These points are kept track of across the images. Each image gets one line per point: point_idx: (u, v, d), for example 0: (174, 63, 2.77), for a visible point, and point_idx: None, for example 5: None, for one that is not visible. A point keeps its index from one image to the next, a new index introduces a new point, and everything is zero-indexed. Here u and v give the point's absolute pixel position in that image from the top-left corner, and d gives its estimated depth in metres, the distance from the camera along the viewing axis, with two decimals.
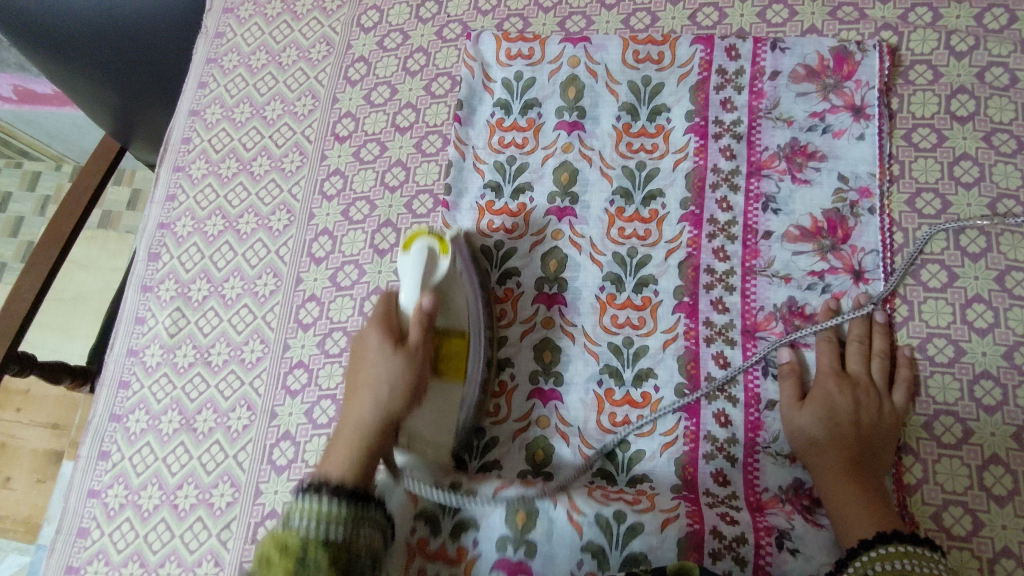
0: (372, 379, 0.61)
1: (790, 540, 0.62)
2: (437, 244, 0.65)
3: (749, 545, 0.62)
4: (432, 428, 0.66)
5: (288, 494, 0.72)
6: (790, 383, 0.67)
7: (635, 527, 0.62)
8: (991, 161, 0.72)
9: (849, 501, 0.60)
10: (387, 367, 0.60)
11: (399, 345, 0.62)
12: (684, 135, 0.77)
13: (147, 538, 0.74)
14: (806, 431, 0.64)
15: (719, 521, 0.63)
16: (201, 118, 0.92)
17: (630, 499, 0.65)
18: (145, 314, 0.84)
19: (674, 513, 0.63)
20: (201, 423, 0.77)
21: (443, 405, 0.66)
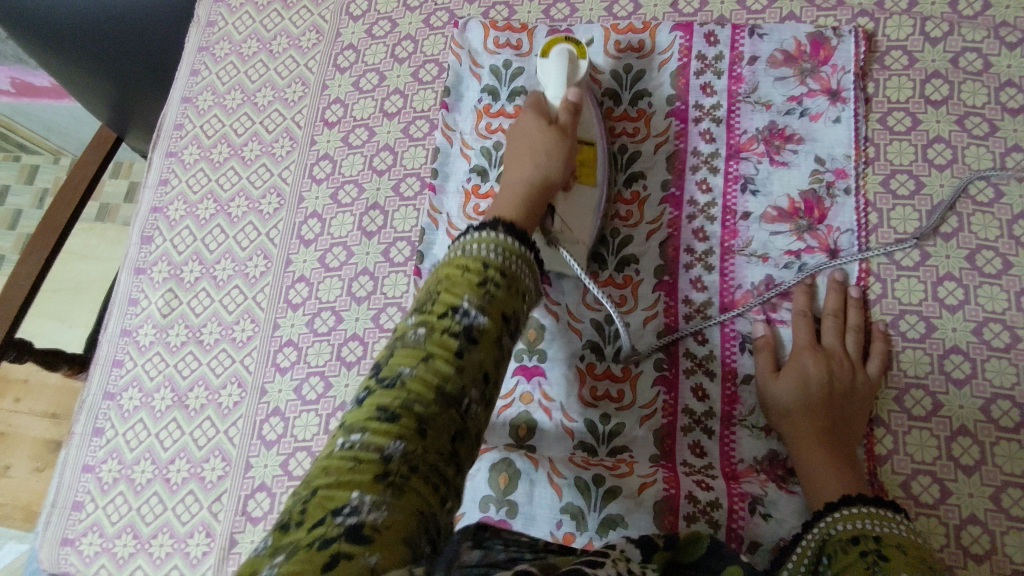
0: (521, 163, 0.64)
1: (762, 505, 0.64)
2: (574, 48, 0.72)
3: (723, 510, 0.64)
4: (578, 224, 0.69)
5: (277, 468, 0.74)
6: (764, 356, 0.69)
7: (614, 490, 0.66)
8: (963, 144, 0.74)
9: (820, 467, 0.62)
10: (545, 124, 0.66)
11: (552, 123, 0.66)
12: (665, 120, 0.79)
13: (139, 511, 0.75)
14: (778, 401, 0.66)
15: (695, 487, 0.66)
16: (194, 106, 0.94)
17: (610, 465, 0.68)
18: (138, 295, 0.85)
19: (651, 478, 0.66)
20: (192, 400, 0.79)
21: (584, 205, 0.70)
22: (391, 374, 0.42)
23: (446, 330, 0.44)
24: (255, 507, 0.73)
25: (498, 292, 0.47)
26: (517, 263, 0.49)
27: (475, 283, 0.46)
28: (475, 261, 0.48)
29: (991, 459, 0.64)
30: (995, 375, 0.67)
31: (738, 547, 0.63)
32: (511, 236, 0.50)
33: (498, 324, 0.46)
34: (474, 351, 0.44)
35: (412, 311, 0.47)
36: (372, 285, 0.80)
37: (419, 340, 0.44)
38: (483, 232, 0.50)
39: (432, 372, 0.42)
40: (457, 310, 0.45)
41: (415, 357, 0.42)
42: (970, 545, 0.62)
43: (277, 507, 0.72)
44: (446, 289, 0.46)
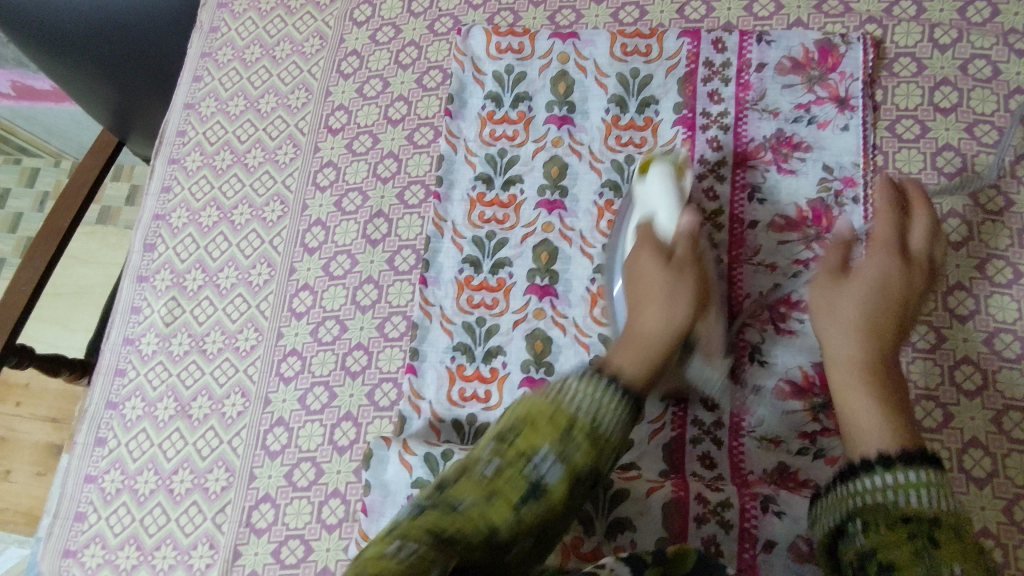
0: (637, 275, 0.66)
1: (775, 503, 0.63)
2: (673, 166, 0.71)
3: (734, 510, 0.64)
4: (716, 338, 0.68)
5: (282, 478, 0.74)
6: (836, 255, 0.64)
7: (622, 493, 0.64)
8: (973, 152, 0.73)
9: (867, 405, 0.55)
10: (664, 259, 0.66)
11: (669, 259, 0.66)
12: (672, 128, 0.79)
13: (143, 522, 0.75)
14: (845, 313, 0.60)
15: (704, 489, 0.65)
16: (196, 112, 0.93)
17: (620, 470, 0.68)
18: (140, 303, 0.85)
19: (659, 483, 0.65)
20: (196, 410, 0.78)
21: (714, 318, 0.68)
22: (454, 496, 0.47)
23: (517, 475, 0.49)
24: (260, 519, 0.72)
25: (578, 453, 0.52)
26: (603, 420, 0.54)
27: (560, 436, 0.52)
28: (566, 410, 0.53)
29: (1003, 472, 0.64)
30: (1005, 386, 0.66)
31: (752, 547, 0.63)
32: (608, 384, 0.56)
33: (569, 487, 0.51)
34: (536, 504, 0.49)
35: (490, 439, 0.53)
36: (377, 294, 0.79)
37: (486, 476, 0.49)
38: (590, 377, 0.57)
39: (490, 510, 0.47)
40: (532, 459, 0.50)
41: (478, 492, 0.47)
42: None
43: (282, 519, 0.72)
44: (530, 433, 0.52)
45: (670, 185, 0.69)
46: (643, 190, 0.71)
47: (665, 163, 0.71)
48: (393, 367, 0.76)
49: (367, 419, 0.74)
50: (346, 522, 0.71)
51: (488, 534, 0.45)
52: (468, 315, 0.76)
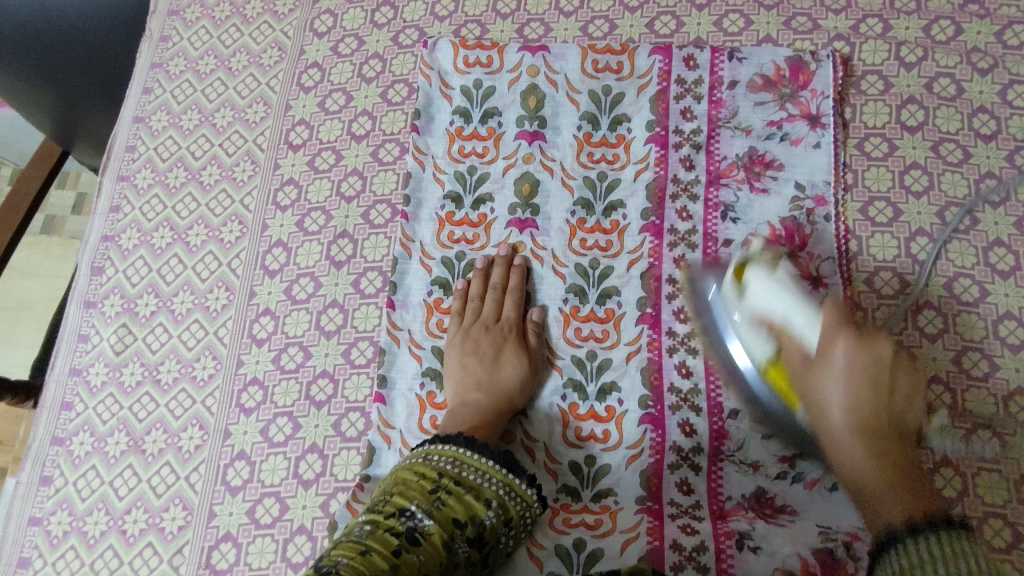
0: (824, 406, 0.54)
1: (750, 539, 0.62)
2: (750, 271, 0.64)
3: (709, 552, 0.63)
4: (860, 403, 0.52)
5: (244, 516, 0.70)
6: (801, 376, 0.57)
7: (596, 553, 0.64)
8: (939, 171, 0.74)
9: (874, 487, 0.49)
10: (829, 376, 0.54)
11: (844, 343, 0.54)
12: (645, 145, 0.77)
13: (93, 566, 0.70)
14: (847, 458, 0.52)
15: (679, 533, 0.64)
16: (146, 126, 0.89)
17: (591, 524, 0.65)
18: (88, 331, 0.80)
19: (634, 533, 0.64)
20: (150, 444, 0.74)
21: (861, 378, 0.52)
22: (330, 562, 0.49)
23: (389, 529, 0.53)
24: (220, 559, 0.69)
25: (449, 500, 0.57)
26: (469, 470, 0.60)
27: (426, 490, 0.57)
28: (430, 471, 0.59)
29: (973, 491, 0.64)
30: (974, 405, 0.67)
31: None
32: (468, 448, 0.61)
33: (447, 529, 0.55)
34: (414, 552, 0.52)
35: (363, 511, 0.56)
36: (342, 319, 0.76)
37: (362, 538, 0.52)
38: (447, 444, 0.62)
39: (367, 564, 0.50)
40: (404, 514, 0.55)
41: (354, 551, 0.50)
42: None
43: (244, 559, 0.68)
44: (399, 496, 0.56)
45: (772, 281, 0.62)
46: (746, 304, 0.63)
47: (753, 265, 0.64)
48: (359, 396, 0.73)
49: (333, 451, 0.71)
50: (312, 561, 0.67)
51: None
52: (437, 339, 0.74)
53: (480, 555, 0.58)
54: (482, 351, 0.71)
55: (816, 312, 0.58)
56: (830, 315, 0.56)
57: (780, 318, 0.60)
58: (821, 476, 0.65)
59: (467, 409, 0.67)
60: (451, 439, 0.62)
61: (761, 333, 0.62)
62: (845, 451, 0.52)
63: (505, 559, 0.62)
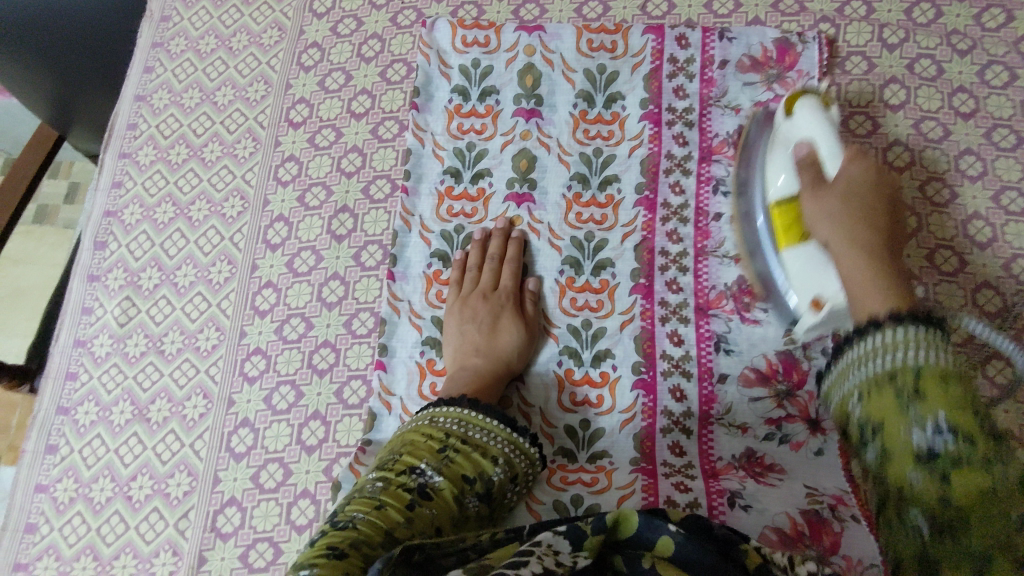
0: (818, 220, 0.59)
1: (741, 497, 0.64)
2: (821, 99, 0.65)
3: (703, 508, 0.64)
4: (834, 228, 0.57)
5: (248, 481, 0.72)
6: (808, 172, 0.61)
7: (593, 508, 0.65)
8: (920, 147, 0.77)
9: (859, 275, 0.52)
10: (822, 203, 0.59)
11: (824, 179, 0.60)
12: (639, 122, 0.80)
13: (99, 531, 0.72)
14: (824, 207, 0.58)
15: (673, 490, 0.65)
16: (148, 104, 0.90)
17: (588, 481, 0.67)
18: (91, 304, 0.81)
19: (630, 489, 0.65)
20: (155, 413, 0.76)
21: (845, 217, 0.57)
22: (347, 518, 0.51)
23: (403, 485, 0.55)
24: (225, 523, 0.70)
25: (457, 458, 0.59)
26: (475, 430, 0.62)
27: (435, 450, 0.59)
28: (438, 431, 0.61)
29: None
30: None
31: None
32: (473, 409, 0.63)
33: (456, 485, 0.57)
34: (427, 506, 0.54)
35: (374, 470, 0.58)
36: (343, 290, 0.78)
37: (375, 494, 0.54)
38: (452, 407, 0.64)
39: (384, 518, 0.51)
40: (415, 471, 0.57)
41: (369, 506, 0.52)
42: None
43: (249, 522, 0.70)
44: (409, 455, 0.58)
45: (821, 115, 0.63)
46: (790, 127, 0.66)
47: (808, 97, 0.66)
48: (361, 364, 0.75)
49: (336, 417, 0.73)
50: (316, 523, 0.69)
51: (386, 533, 0.50)
52: (437, 310, 0.76)
53: (488, 510, 0.60)
54: (481, 319, 0.73)
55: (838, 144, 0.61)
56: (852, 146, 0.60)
57: (806, 141, 0.63)
58: (806, 440, 0.68)
59: (468, 374, 0.69)
60: (456, 402, 0.64)
61: (788, 169, 0.65)
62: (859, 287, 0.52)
63: (508, 514, 0.64)
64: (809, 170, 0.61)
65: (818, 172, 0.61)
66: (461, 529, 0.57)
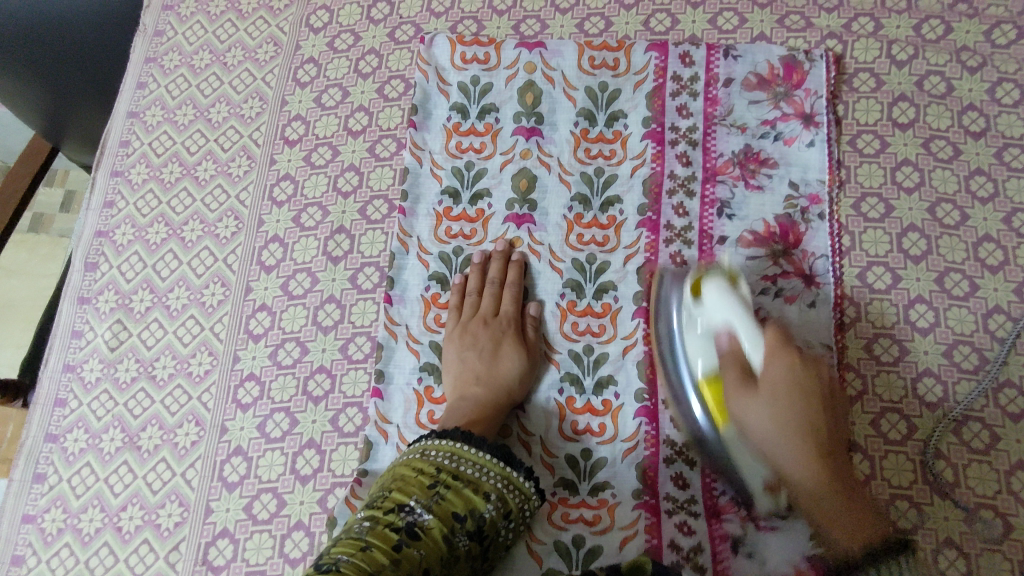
0: (748, 423, 0.58)
1: (745, 543, 0.64)
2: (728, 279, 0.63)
3: (706, 553, 0.64)
4: (766, 430, 0.57)
5: (241, 512, 0.70)
6: (732, 369, 0.60)
7: (595, 550, 0.65)
8: (930, 167, 0.75)
9: (798, 458, 0.56)
10: (756, 407, 0.58)
11: (754, 381, 0.59)
12: (641, 141, 0.78)
13: (88, 564, 0.70)
14: (755, 420, 0.57)
15: (676, 532, 0.64)
16: (141, 121, 0.88)
17: (590, 519, 0.66)
18: (82, 327, 0.79)
19: (632, 530, 0.65)
20: (146, 440, 0.74)
21: (786, 397, 0.57)
22: (330, 560, 0.50)
23: (390, 524, 0.53)
24: (217, 555, 0.68)
25: (448, 494, 0.57)
26: (467, 464, 0.60)
27: (425, 485, 0.57)
28: (428, 466, 0.59)
29: (964, 482, 0.65)
30: (965, 398, 0.68)
31: None
32: (466, 443, 0.61)
33: (447, 523, 0.55)
34: (415, 547, 0.53)
35: (363, 507, 0.56)
36: (339, 314, 0.76)
37: (360, 535, 0.52)
38: (445, 438, 0.62)
39: (368, 560, 0.50)
40: (403, 509, 0.55)
41: (353, 548, 0.51)
42: (946, 569, 0.63)
43: (241, 555, 0.68)
44: (398, 491, 0.56)
45: (730, 295, 0.62)
46: (700, 313, 0.64)
47: (715, 274, 0.64)
48: (357, 391, 0.73)
49: (331, 446, 0.71)
50: (310, 556, 0.67)
51: None
52: (435, 334, 0.74)
53: (480, 548, 0.58)
54: (480, 345, 0.71)
55: (759, 334, 0.60)
56: (772, 335, 0.59)
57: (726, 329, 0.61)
58: None
59: (466, 403, 0.68)
60: (446, 434, 0.62)
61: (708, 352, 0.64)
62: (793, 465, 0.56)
63: (503, 551, 0.62)
64: (734, 367, 0.60)
65: (744, 368, 0.60)
66: (451, 569, 0.55)
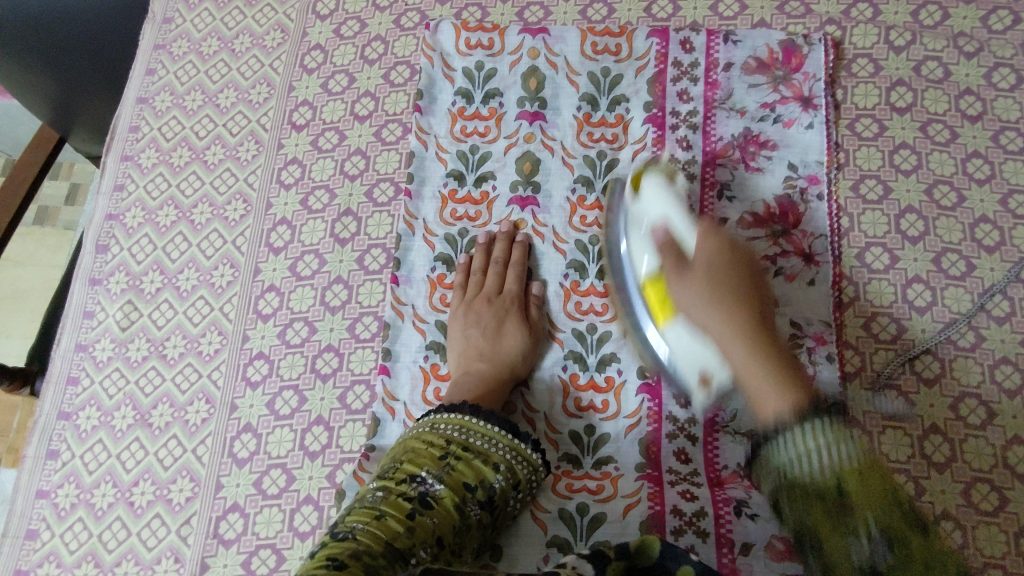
0: (691, 311, 0.62)
1: (748, 507, 0.65)
2: (661, 175, 0.70)
3: (709, 517, 0.65)
4: (708, 321, 0.61)
5: (251, 487, 0.71)
6: (669, 254, 0.64)
7: (598, 517, 0.66)
8: (927, 150, 0.76)
9: (755, 375, 0.56)
10: (687, 290, 0.62)
11: (685, 265, 0.63)
12: (642, 125, 0.79)
13: (101, 537, 0.71)
14: (701, 319, 0.61)
15: (679, 500, 0.66)
16: (150, 106, 0.89)
17: (594, 489, 0.67)
18: (93, 308, 0.81)
19: (635, 498, 0.66)
20: (157, 418, 0.75)
21: (715, 286, 0.61)
22: (346, 528, 0.51)
23: (402, 494, 0.55)
24: (228, 529, 0.70)
25: (458, 465, 0.58)
26: (476, 436, 0.61)
27: (436, 457, 0.58)
28: (439, 438, 0.60)
29: (961, 456, 0.66)
30: (961, 374, 0.69)
31: (729, 551, 0.63)
32: (474, 416, 0.63)
33: (458, 493, 0.57)
34: (427, 515, 0.54)
35: (375, 478, 0.58)
36: (346, 294, 0.77)
37: (374, 504, 0.53)
38: (453, 413, 0.63)
39: (383, 528, 0.51)
40: (415, 479, 0.56)
41: (369, 517, 0.52)
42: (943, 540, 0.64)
43: (251, 528, 0.69)
44: (409, 463, 0.58)
45: (664, 189, 0.68)
46: (641, 209, 0.69)
47: (649, 173, 0.70)
48: (364, 369, 0.74)
49: (339, 423, 0.72)
50: (319, 529, 0.69)
51: (386, 544, 0.50)
52: (441, 314, 0.76)
53: (490, 517, 0.59)
54: (485, 323, 0.72)
55: (693, 240, 0.65)
56: (705, 223, 0.65)
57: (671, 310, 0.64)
58: None
59: (471, 379, 0.69)
60: (456, 408, 0.63)
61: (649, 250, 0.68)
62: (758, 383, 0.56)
63: (511, 521, 0.64)
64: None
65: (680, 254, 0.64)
66: (461, 537, 0.56)
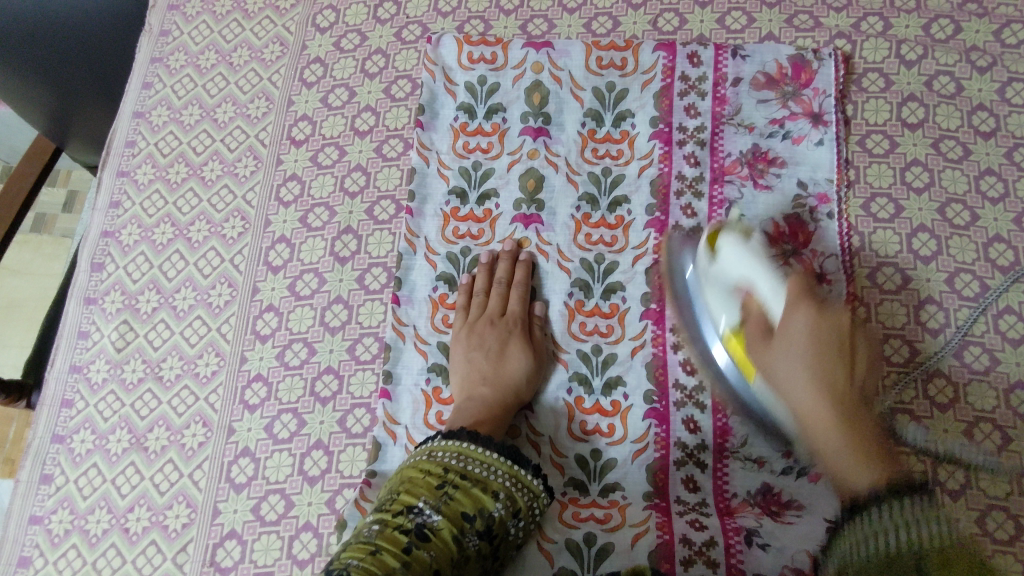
0: (773, 367, 0.58)
1: (758, 536, 0.63)
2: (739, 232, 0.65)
3: (719, 547, 0.62)
4: (785, 380, 0.57)
5: (249, 513, 0.69)
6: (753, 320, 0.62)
7: (606, 548, 0.64)
8: (940, 167, 0.75)
9: (841, 448, 0.52)
10: (785, 357, 0.57)
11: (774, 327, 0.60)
12: (649, 141, 0.78)
13: (95, 565, 0.70)
14: (784, 369, 0.57)
15: (689, 529, 0.64)
16: (146, 121, 0.88)
17: (601, 518, 0.65)
18: (88, 328, 0.79)
19: (644, 527, 0.64)
20: (152, 441, 0.73)
21: (807, 347, 0.56)
22: (341, 565, 0.49)
23: (398, 527, 0.53)
24: (225, 557, 0.68)
25: (456, 494, 0.56)
26: (474, 464, 0.59)
27: (432, 486, 0.56)
28: (436, 467, 0.59)
29: (975, 483, 0.65)
30: (976, 398, 0.67)
31: None
32: (473, 442, 0.61)
33: (455, 523, 0.55)
34: (424, 549, 0.52)
35: (372, 511, 0.56)
36: (346, 315, 0.76)
37: (369, 539, 0.52)
38: (451, 440, 0.61)
39: (378, 564, 0.50)
40: (412, 510, 0.54)
41: (364, 553, 0.50)
42: None
43: (249, 556, 0.68)
44: (406, 493, 0.56)
45: (745, 249, 0.63)
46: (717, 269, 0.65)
47: (726, 231, 0.66)
48: (364, 392, 0.73)
49: (339, 447, 0.71)
50: (319, 557, 0.67)
51: None
52: (443, 335, 0.74)
53: (491, 547, 0.57)
54: (487, 346, 0.71)
55: (784, 290, 0.60)
56: (795, 287, 0.59)
57: (760, 303, 0.62)
58: None
59: (474, 404, 0.67)
60: (455, 435, 0.62)
61: (725, 305, 0.65)
62: (828, 446, 0.53)
63: (515, 551, 0.61)
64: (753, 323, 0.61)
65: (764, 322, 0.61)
66: (462, 570, 0.54)
